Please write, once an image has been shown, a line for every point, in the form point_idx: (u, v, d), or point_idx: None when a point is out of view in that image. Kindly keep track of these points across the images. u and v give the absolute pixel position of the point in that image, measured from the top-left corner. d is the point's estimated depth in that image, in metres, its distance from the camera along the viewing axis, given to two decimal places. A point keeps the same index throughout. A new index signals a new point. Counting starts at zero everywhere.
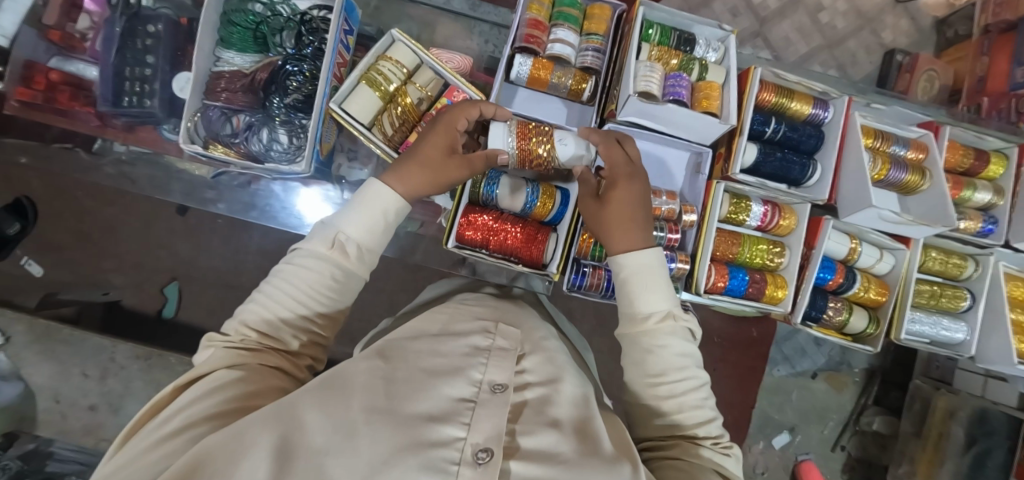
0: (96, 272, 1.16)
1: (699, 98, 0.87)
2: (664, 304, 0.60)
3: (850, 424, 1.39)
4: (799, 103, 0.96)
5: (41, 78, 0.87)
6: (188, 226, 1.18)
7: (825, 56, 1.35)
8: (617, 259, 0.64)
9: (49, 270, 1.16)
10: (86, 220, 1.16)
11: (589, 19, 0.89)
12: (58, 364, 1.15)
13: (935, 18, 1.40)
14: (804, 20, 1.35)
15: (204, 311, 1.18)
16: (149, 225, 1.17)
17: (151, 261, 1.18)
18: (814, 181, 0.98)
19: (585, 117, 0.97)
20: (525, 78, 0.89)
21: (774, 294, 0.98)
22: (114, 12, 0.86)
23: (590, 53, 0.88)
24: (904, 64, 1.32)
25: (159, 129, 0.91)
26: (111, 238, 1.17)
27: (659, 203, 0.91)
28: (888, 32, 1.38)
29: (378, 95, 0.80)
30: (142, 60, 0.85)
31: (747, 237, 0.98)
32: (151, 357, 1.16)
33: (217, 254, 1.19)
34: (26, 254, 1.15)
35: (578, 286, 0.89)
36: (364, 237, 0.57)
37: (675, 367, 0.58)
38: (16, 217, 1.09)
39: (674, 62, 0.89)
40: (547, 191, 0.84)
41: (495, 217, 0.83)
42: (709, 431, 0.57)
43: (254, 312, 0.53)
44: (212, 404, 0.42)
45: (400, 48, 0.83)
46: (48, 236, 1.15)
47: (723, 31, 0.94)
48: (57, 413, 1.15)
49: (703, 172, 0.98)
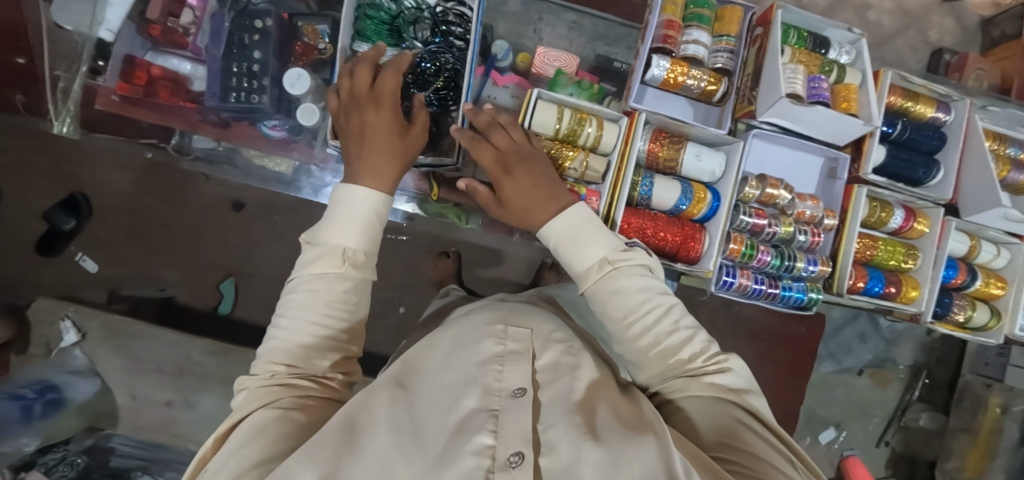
0: (149, 268, 1.21)
1: (840, 100, 1.03)
2: (599, 253, 0.62)
3: (894, 419, 1.45)
4: (922, 106, 1.11)
5: (142, 74, 0.96)
6: (242, 222, 1.23)
7: (874, 54, 1.32)
8: (543, 231, 0.68)
9: (103, 266, 1.20)
10: (139, 216, 1.21)
11: (720, 20, 1.01)
12: (133, 361, 1.07)
13: (980, 18, 1.38)
14: (851, 19, 1.33)
15: (259, 309, 1.24)
16: (203, 222, 1.22)
17: (207, 257, 1.23)
18: (937, 181, 1.15)
19: (709, 115, 1.13)
20: (660, 79, 1.01)
21: (910, 294, 1.16)
22: (223, 7, 0.97)
23: (722, 55, 1.01)
24: (952, 64, 1.30)
25: (259, 126, 1.02)
26: (165, 231, 1.21)
27: (804, 207, 1.10)
28: (934, 31, 1.36)
29: (559, 118, 0.90)
30: (248, 55, 0.92)
31: (884, 240, 1.15)
32: (230, 352, 1.10)
33: (274, 249, 1.24)
34: (79, 250, 1.18)
35: (727, 287, 1.06)
36: (359, 243, 0.57)
37: (638, 303, 0.58)
38: (71, 214, 1.16)
39: (814, 66, 1.03)
40: (698, 194, 1.02)
41: (653, 217, 1.00)
42: (694, 350, 0.56)
43: (278, 349, 0.50)
44: (258, 446, 0.39)
45: (611, 128, 0.94)
46: (99, 232, 1.19)
47: (854, 34, 1.08)
48: (132, 409, 1.07)
49: (839, 177, 1.14)
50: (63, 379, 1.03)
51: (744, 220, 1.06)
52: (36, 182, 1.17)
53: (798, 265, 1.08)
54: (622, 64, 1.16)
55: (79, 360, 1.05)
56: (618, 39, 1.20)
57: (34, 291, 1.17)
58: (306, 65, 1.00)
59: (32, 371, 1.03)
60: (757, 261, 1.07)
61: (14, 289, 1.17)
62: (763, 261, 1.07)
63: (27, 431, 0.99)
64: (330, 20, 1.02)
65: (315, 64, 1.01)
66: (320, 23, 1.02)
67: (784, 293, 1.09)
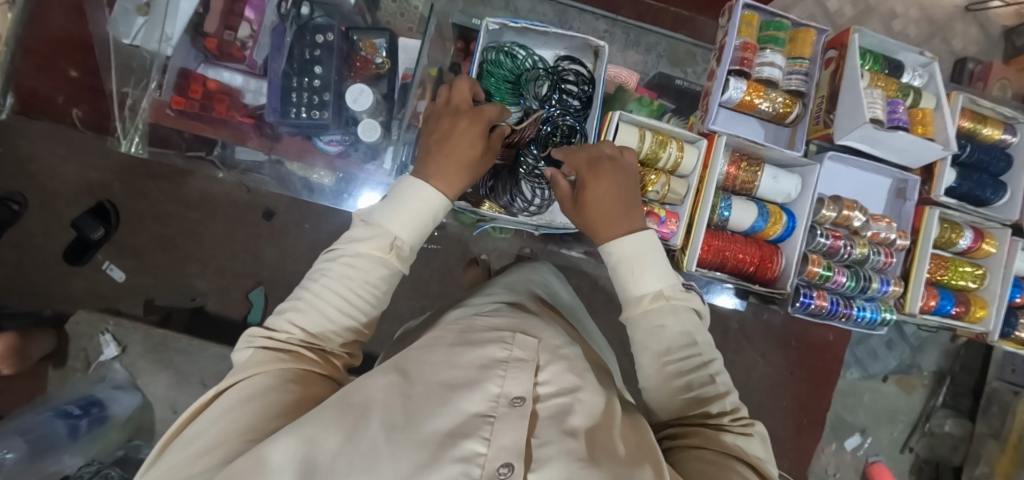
0: (180, 277, 1.23)
1: (916, 125, 1.01)
2: (659, 284, 0.61)
3: (920, 425, 1.38)
4: (990, 128, 1.10)
5: (197, 87, 0.97)
6: (274, 231, 1.26)
7: None
8: (609, 246, 0.66)
9: (131, 275, 1.21)
10: (168, 225, 1.23)
11: (794, 42, 1.01)
12: (176, 374, 1.11)
13: (1003, 28, 1.36)
14: (877, 28, 1.31)
15: None
16: (235, 230, 1.25)
17: (235, 266, 1.24)
18: (1003, 201, 1.13)
19: (779, 136, 1.10)
20: (736, 101, 1.00)
21: (977, 314, 1.12)
22: (285, 22, 0.99)
23: (797, 77, 1.00)
24: (976, 72, 1.27)
25: (314, 140, 1.02)
26: (195, 240, 1.24)
27: (878, 229, 1.07)
28: (958, 40, 1.34)
29: (643, 145, 0.89)
30: (310, 71, 0.94)
31: (950, 261, 1.11)
32: None
33: (305, 261, 1.26)
34: (106, 259, 1.20)
35: (804, 308, 1.03)
36: (409, 237, 0.57)
37: (678, 345, 0.58)
38: (100, 223, 1.18)
39: (892, 89, 1.02)
40: (774, 215, 1.02)
41: (731, 238, 0.99)
42: (724, 408, 0.56)
43: (303, 313, 0.53)
44: (250, 413, 0.41)
45: (691, 150, 0.95)
46: (127, 241, 1.21)
47: (926, 57, 1.07)
48: (172, 423, 1.10)
49: (908, 198, 1.11)
50: (107, 394, 1.06)
51: (822, 242, 1.03)
52: (71, 190, 1.19)
53: (872, 286, 1.06)
54: (683, 82, 1.15)
55: (120, 373, 1.09)
56: (648, 48, 1.19)
57: (67, 304, 1.19)
58: (364, 79, 1.01)
59: (77, 389, 1.07)
60: (832, 282, 1.04)
61: (42, 299, 1.18)
62: (839, 282, 1.04)
63: (72, 449, 1.00)
64: (387, 34, 1.04)
65: (372, 77, 1.02)
66: (377, 38, 1.03)
67: (858, 313, 1.06)
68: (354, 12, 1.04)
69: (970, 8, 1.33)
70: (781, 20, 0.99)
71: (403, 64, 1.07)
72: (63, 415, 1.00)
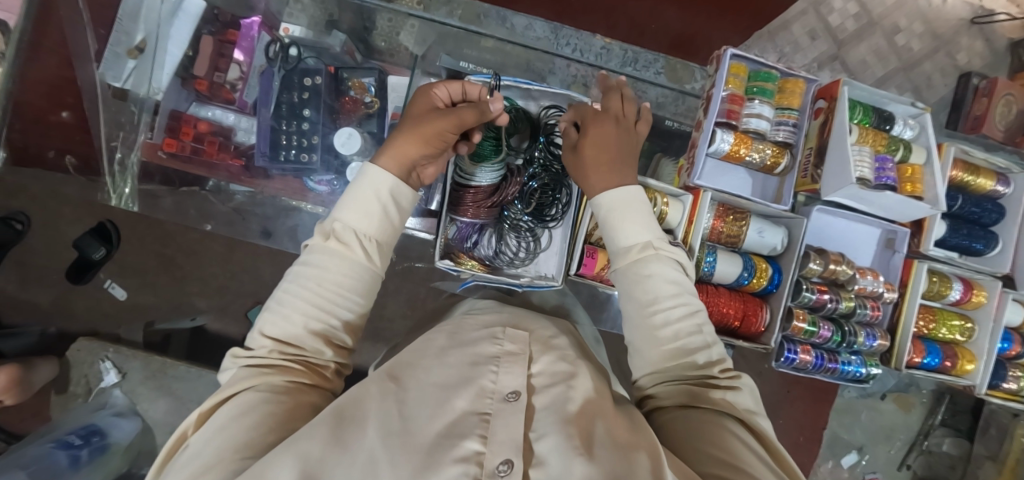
0: (180, 295, 1.21)
1: (905, 181, 1.02)
2: (645, 236, 0.62)
3: (918, 444, 1.37)
4: (983, 178, 1.09)
5: (189, 129, 0.98)
6: (272, 252, 1.22)
7: (901, 79, 1.32)
8: (597, 197, 0.66)
9: (131, 293, 1.19)
10: (169, 243, 1.20)
11: (783, 92, 1.00)
12: (175, 400, 1.13)
13: (1010, 40, 1.37)
14: (880, 43, 1.31)
15: None
16: (233, 248, 1.21)
17: (234, 285, 1.21)
18: (994, 252, 1.13)
19: (767, 186, 1.09)
20: (723, 152, 0.98)
21: (964, 367, 1.12)
22: (274, 66, 0.99)
23: (784, 128, 1.00)
24: (980, 88, 1.27)
25: (305, 180, 1.01)
26: (194, 260, 1.20)
27: (864, 283, 1.05)
28: (962, 55, 1.34)
29: None
30: (299, 114, 0.95)
31: (940, 312, 1.11)
32: None
33: None
34: (108, 277, 1.19)
35: (788, 362, 1.03)
36: (354, 222, 0.56)
37: (666, 294, 0.58)
38: (102, 243, 1.14)
39: (881, 144, 1.01)
40: (759, 268, 1.00)
41: (718, 293, 0.97)
42: (711, 358, 0.56)
43: (268, 321, 0.51)
44: (243, 430, 0.40)
45: (677, 204, 0.93)
46: (129, 260, 1.19)
47: (918, 109, 1.06)
48: None
49: (898, 249, 1.11)
50: (107, 422, 1.08)
51: (807, 296, 1.02)
52: (64, 209, 1.16)
53: (858, 340, 1.06)
54: (672, 122, 1.13)
55: (120, 399, 1.12)
56: (646, 66, 1.11)
57: (68, 321, 1.18)
58: (354, 120, 1.01)
59: (78, 418, 1.08)
60: (818, 336, 1.04)
61: (45, 316, 1.17)
62: (824, 337, 1.04)
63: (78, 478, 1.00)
64: (376, 73, 1.03)
65: (361, 118, 1.02)
66: (365, 77, 1.02)
67: (842, 367, 1.06)
68: (344, 53, 1.04)
69: (976, 20, 1.34)
70: (770, 71, 0.99)
71: (393, 103, 1.04)
72: (63, 445, 1.00)
